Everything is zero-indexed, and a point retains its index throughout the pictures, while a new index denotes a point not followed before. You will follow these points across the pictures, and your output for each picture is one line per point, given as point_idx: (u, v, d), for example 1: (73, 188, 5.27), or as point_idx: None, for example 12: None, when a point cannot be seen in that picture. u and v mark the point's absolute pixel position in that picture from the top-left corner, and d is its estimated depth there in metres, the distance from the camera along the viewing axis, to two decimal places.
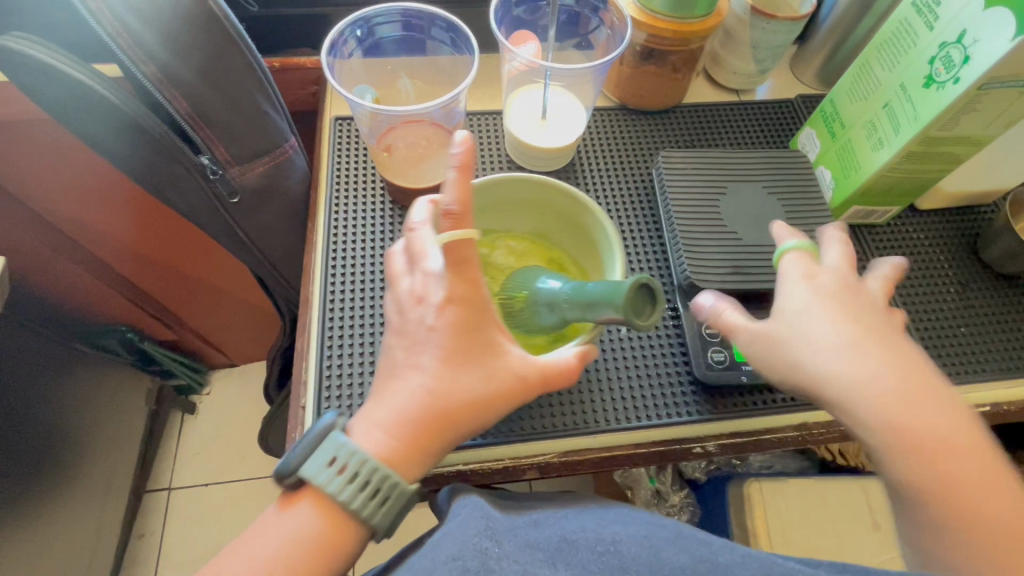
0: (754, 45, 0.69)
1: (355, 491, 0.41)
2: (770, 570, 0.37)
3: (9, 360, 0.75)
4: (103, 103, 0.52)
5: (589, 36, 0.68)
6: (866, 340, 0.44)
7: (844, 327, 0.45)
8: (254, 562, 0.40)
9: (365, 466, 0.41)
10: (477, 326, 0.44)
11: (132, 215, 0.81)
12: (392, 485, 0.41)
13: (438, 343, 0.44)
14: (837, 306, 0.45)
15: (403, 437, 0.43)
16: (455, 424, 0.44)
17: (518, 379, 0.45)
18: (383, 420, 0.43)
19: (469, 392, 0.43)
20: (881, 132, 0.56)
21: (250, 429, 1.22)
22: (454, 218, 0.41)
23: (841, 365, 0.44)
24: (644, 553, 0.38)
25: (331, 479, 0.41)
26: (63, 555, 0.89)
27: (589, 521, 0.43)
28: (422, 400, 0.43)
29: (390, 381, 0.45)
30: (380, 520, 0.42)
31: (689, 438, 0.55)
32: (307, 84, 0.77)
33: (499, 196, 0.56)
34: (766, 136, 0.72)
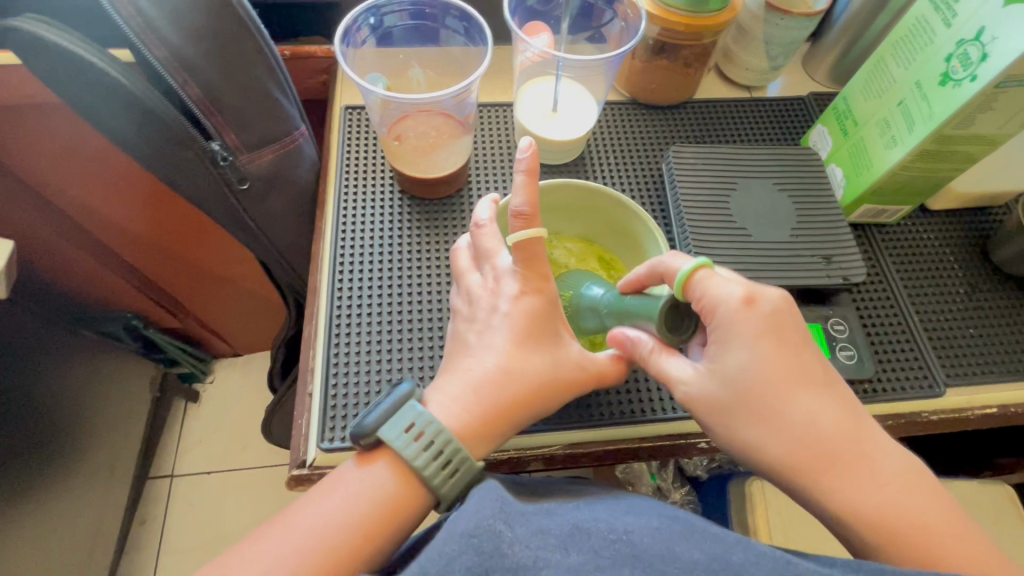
0: (767, 41, 0.69)
1: (428, 459, 0.42)
2: (785, 571, 0.35)
3: (15, 344, 0.75)
4: (114, 86, 0.52)
5: (602, 30, 0.67)
6: (751, 389, 0.42)
7: (727, 378, 0.43)
8: (322, 521, 0.41)
9: (442, 436, 0.42)
10: (547, 317, 0.47)
11: (140, 201, 0.81)
12: (461, 458, 0.42)
13: (509, 326, 0.47)
14: (727, 348, 0.43)
15: (477, 412, 0.45)
16: (524, 403, 0.46)
17: (579, 369, 0.48)
18: (458, 394, 0.45)
19: (537, 372, 0.46)
20: (895, 130, 0.55)
21: (253, 418, 1.23)
22: (525, 218, 0.45)
23: (725, 417, 0.43)
24: (658, 545, 0.37)
25: (407, 445, 0.42)
26: (66, 538, 0.89)
27: (601, 509, 0.41)
28: (496, 377, 0.45)
29: (460, 358, 0.48)
30: (448, 491, 0.42)
31: (694, 434, 0.55)
32: (317, 73, 0.77)
33: (557, 201, 0.57)
34: (777, 133, 0.72)
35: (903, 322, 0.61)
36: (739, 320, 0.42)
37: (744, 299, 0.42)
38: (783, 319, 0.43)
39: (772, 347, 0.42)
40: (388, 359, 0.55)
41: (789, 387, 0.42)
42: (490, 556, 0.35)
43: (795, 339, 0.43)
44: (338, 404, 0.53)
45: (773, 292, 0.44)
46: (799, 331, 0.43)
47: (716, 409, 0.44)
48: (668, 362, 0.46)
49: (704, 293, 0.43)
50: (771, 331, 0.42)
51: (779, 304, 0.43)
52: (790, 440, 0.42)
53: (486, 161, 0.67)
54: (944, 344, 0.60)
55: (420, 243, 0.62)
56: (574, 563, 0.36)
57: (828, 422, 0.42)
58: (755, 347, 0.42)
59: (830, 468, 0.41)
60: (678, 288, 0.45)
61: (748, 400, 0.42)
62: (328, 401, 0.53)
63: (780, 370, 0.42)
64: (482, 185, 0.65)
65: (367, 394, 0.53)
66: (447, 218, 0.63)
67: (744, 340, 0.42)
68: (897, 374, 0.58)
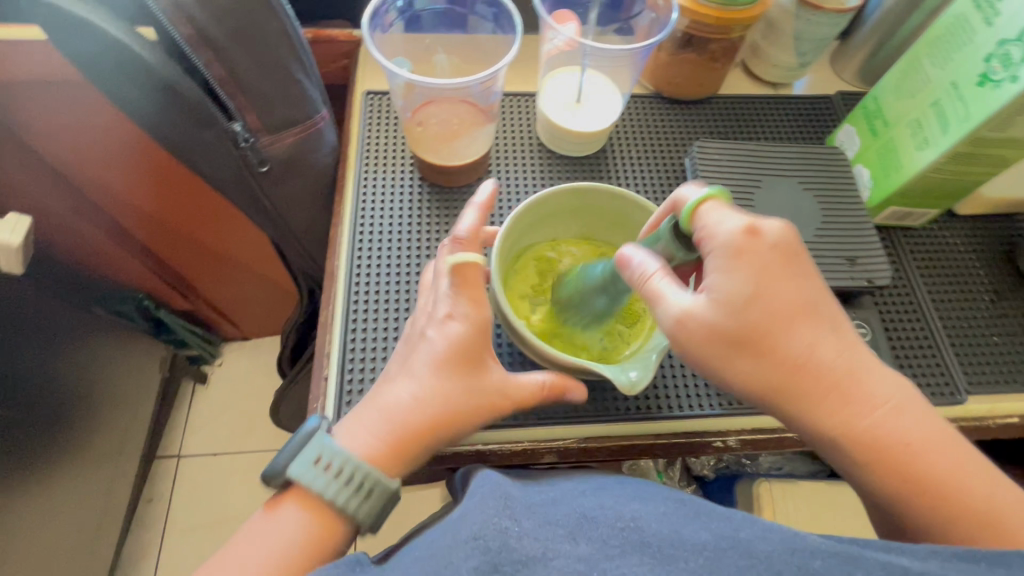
0: (797, 37, 0.67)
1: (342, 487, 0.43)
2: (793, 545, 0.35)
3: (30, 318, 0.76)
4: (138, 63, 0.51)
5: (631, 21, 0.66)
6: (752, 318, 0.40)
7: (726, 307, 0.40)
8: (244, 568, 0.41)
9: (353, 464, 0.43)
10: (473, 347, 0.46)
11: (158, 182, 0.81)
12: (374, 480, 0.43)
13: (432, 353, 0.46)
14: (731, 275, 0.40)
15: (386, 440, 0.45)
16: (434, 436, 0.46)
17: (500, 395, 0.47)
18: (371, 425, 0.45)
19: (451, 404, 0.45)
20: (927, 132, 0.54)
21: (261, 402, 1.23)
22: (462, 242, 0.48)
23: (719, 347, 0.41)
24: (665, 530, 0.37)
25: (318, 477, 0.43)
26: (75, 511, 0.90)
27: (607, 498, 0.41)
28: (409, 407, 0.45)
29: (389, 387, 0.46)
30: (365, 515, 0.44)
31: (710, 432, 0.55)
32: (338, 57, 0.76)
33: (549, 210, 0.55)
34: (802, 132, 0.70)
35: (925, 328, 0.60)
36: (744, 251, 0.40)
37: (750, 231, 0.40)
38: (792, 252, 0.41)
39: (774, 279, 0.40)
40: None
41: (787, 319, 0.40)
42: (497, 553, 0.35)
43: (797, 274, 0.41)
44: (354, 388, 0.53)
45: (779, 226, 0.42)
46: (804, 270, 0.41)
47: (710, 338, 0.41)
48: (661, 287, 0.42)
49: (709, 222, 0.41)
50: (775, 262, 0.40)
51: (785, 238, 0.41)
52: (786, 368, 0.41)
53: (507, 151, 0.66)
54: (966, 351, 0.59)
55: (438, 231, 0.61)
56: (583, 552, 0.36)
57: (827, 355, 0.41)
58: (757, 279, 0.40)
59: (822, 393, 0.40)
60: (687, 215, 0.42)
61: (747, 330, 0.40)
62: (344, 385, 0.53)
63: (781, 301, 0.40)
64: (502, 175, 0.65)
65: None
66: (466, 207, 0.63)
67: (734, 267, 0.40)
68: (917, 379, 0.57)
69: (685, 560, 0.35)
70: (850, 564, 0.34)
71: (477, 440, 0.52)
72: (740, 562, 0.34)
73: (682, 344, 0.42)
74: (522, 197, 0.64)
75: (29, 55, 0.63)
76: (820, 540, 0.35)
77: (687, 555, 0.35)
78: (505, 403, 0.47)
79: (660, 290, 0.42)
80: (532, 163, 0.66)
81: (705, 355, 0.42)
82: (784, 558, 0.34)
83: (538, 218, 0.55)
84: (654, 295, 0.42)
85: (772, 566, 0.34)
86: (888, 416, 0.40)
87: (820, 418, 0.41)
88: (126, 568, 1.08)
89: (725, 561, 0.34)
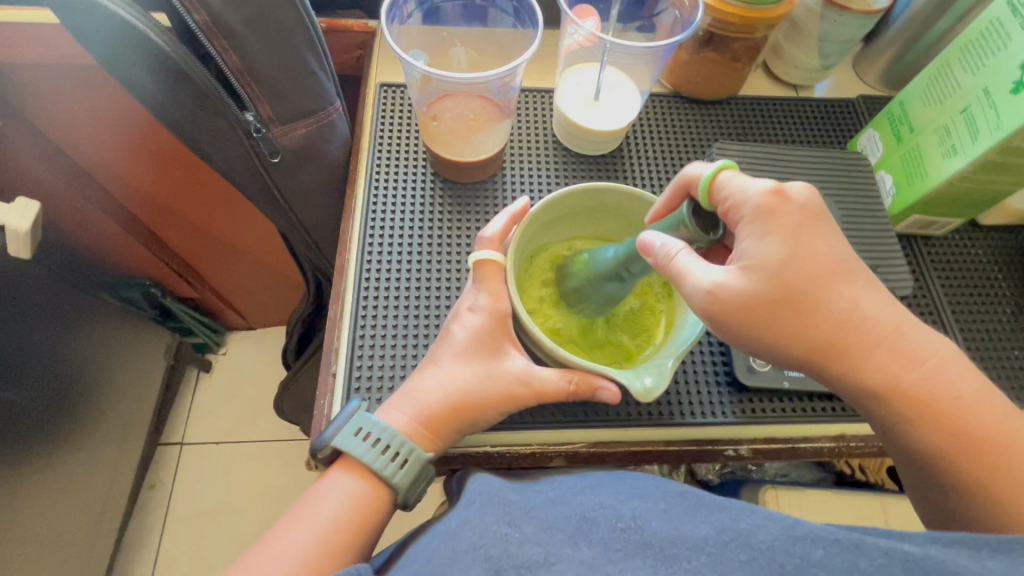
0: (822, 38, 0.66)
1: (379, 455, 0.45)
2: (793, 530, 0.36)
3: (32, 301, 0.75)
4: (151, 48, 0.50)
5: (653, 19, 0.65)
6: (793, 280, 0.41)
7: (765, 273, 0.41)
8: (289, 546, 0.43)
9: (387, 432, 0.45)
10: (497, 335, 0.48)
11: (166, 168, 0.80)
12: (408, 448, 0.45)
13: (455, 343, 0.48)
14: (765, 236, 0.41)
15: (422, 421, 0.46)
16: (465, 418, 0.47)
17: (518, 383, 0.47)
18: (404, 406, 0.47)
19: (472, 389, 0.47)
20: (955, 139, 0.53)
21: (265, 392, 1.22)
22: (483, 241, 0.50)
23: (762, 313, 0.41)
24: (666, 528, 0.38)
25: (359, 447, 0.45)
26: (77, 497, 0.90)
27: (607, 496, 0.43)
28: (439, 394, 0.47)
29: (418, 378, 0.48)
30: (402, 482, 0.45)
31: (722, 440, 0.54)
32: (352, 48, 0.75)
33: (565, 208, 0.54)
34: (823, 135, 0.69)
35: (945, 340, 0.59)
36: (774, 211, 0.42)
37: (775, 192, 0.42)
38: (818, 213, 0.43)
39: (807, 238, 0.41)
40: (414, 343, 0.54)
41: (824, 278, 0.41)
42: (499, 559, 0.34)
43: (828, 234, 0.42)
44: (362, 384, 0.52)
45: (804, 189, 0.43)
46: (834, 229, 0.43)
47: (752, 305, 0.41)
48: (686, 264, 0.42)
49: (728, 190, 0.43)
50: (805, 222, 0.42)
51: (809, 201, 0.43)
52: (831, 327, 0.41)
53: (522, 147, 0.65)
54: (987, 365, 0.58)
55: (450, 227, 0.60)
56: (586, 555, 0.35)
57: (870, 310, 0.42)
58: (792, 239, 0.41)
59: (871, 346, 0.41)
60: (704, 191, 0.44)
61: (790, 290, 0.40)
62: (352, 380, 0.52)
63: (818, 260, 0.41)
64: (516, 171, 0.64)
65: (391, 376, 0.53)
66: (479, 203, 0.62)
67: (772, 232, 0.41)
68: None
69: (688, 559, 0.35)
70: (853, 552, 0.34)
71: (485, 441, 0.52)
72: (741, 555, 0.34)
73: (724, 314, 0.42)
74: (537, 195, 0.63)
75: (40, 37, 0.62)
76: (819, 529, 0.36)
77: (689, 553, 0.35)
78: (528, 395, 0.47)
79: (685, 267, 0.42)
80: (548, 161, 0.65)
81: (749, 324, 0.42)
82: (784, 547, 0.35)
83: (553, 216, 0.54)
84: (682, 271, 0.42)
85: (773, 557, 0.34)
86: (925, 382, 0.41)
87: (868, 376, 0.41)
88: (127, 553, 1.08)
89: (727, 554, 0.35)
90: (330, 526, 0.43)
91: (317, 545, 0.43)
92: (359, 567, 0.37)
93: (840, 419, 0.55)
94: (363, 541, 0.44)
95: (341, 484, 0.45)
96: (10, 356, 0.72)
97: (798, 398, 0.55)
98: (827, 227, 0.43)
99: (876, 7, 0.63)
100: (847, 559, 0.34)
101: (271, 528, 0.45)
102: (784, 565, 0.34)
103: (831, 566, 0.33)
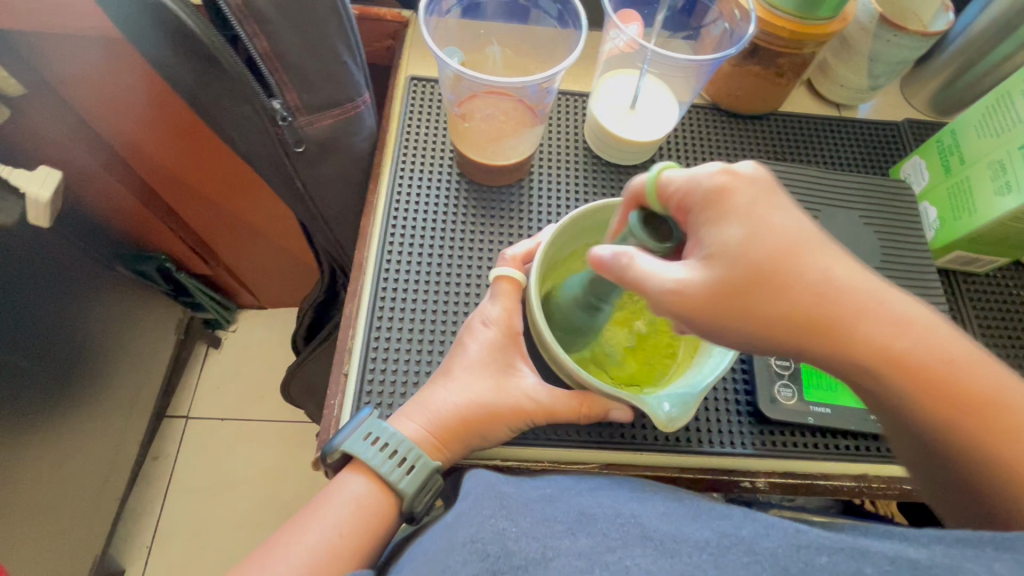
0: (873, 58, 0.63)
1: (387, 461, 0.44)
2: (796, 538, 0.35)
3: (43, 267, 0.74)
4: (180, 28, 0.49)
5: (701, 30, 0.63)
6: (760, 261, 0.35)
7: (728, 257, 0.35)
8: (293, 557, 0.42)
9: (396, 438, 0.44)
10: (512, 351, 0.48)
11: (188, 146, 0.79)
12: (415, 454, 0.44)
13: (470, 355, 0.47)
14: (721, 223, 0.36)
15: (430, 431, 0.45)
16: (474, 431, 0.46)
17: (528, 400, 0.46)
18: (414, 413, 0.46)
19: (483, 403, 0.46)
20: (1010, 175, 0.51)
21: (272, 372, 1.22)
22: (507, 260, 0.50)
23: (728, 301, 0.35)
24: (667, 528, 0.37)
25: (367, 452, 0.44)
26: (83, 465, 0.90)
27: (604, 497, 0.42)
28: (450, 407, 0.45)
29: (429, 389, 0.47)
30: (409, 489, 0.44)
31: (739, 471, 0.52)
32: (384, 37, 0.73)
33: (600, 221, 0.51)
34: (865, 159, 0.66)
35: None
36: (723, 193, 0.36)
37: (720, 173, 0.37)
38: (771, 187, 0.37)
39: (763, 216, 0.36)
40: (429, 348, 0.53)
41: (795, 250, 0.35)
42: (496, 558, 0.34)
43: (785, 207, 0.37)
44: (374, 387, 0.51)
45: (754, 166, 0.37)
46: (792, 204, 0.37)
47: (715, 296, 0.35)
48: (645, 267, 0.37)
49: (675, 187, 0.38)
50: (761, 200, 0.36)
51: (759, 175, 0.37)
52: (808, 301, 0.35)
53: (551, 152, 0.63)
54: None
55: (473, 230, 0.59)
56: (584, 547, 0.35)
57: (845, 272, 0.36)
58: (747, 219, 0.36)
59: (854, 318, 0.35)
60: (650, 195, 0.39)
61: (755, 272, 0.35)
62: (364, 383, 0.51)
63: (780, 234, 0.35)
64: (544, 177, 0.62)
65: (404, 381, 0.51)
66: (503, 207, 0.60)
67: (727, 216, 0.36)
68: None
69: (688, 554, 0.34)
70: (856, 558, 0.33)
71: (495, 455, 0.50)
72: (744, 558, 0.33)
73: (690, 314, 0.36)
74: (564, 203, 0.61)
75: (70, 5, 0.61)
76: (822, 538, 0.34)
77: (690, 549, 0.34)
78: (537, 413, 0.46)
79: (642, 270, 0.37)
80: (577, 168, 0.63)
81: (717, 318, 0.36)
82: (788, 554, 0.33)
83: (586, 227, 0.52)
84: (641, 275, 0.37)
85: (777, 562, 0.33)
86: None
87: (855, 353, 0.35)
88: (127, 523, 1.08)
89: (729, 556, 0.33)
90: (338, 530, 0.42)
91: (325, 549, 0.42)
92: None
93: (862, 459, 0.53)
94: (372, 546, 0.43)
95: (346, 491, 0.44)
96: (23, 322, 0.72)
97: (821, 434, 0.53)
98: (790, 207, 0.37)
99: (933, 30, 0.60)
100: (852, 566, 0.32)
101: (278, 530, 0.44)
102: (790, 569, 0.32)
103: (836, 572, 0.32)
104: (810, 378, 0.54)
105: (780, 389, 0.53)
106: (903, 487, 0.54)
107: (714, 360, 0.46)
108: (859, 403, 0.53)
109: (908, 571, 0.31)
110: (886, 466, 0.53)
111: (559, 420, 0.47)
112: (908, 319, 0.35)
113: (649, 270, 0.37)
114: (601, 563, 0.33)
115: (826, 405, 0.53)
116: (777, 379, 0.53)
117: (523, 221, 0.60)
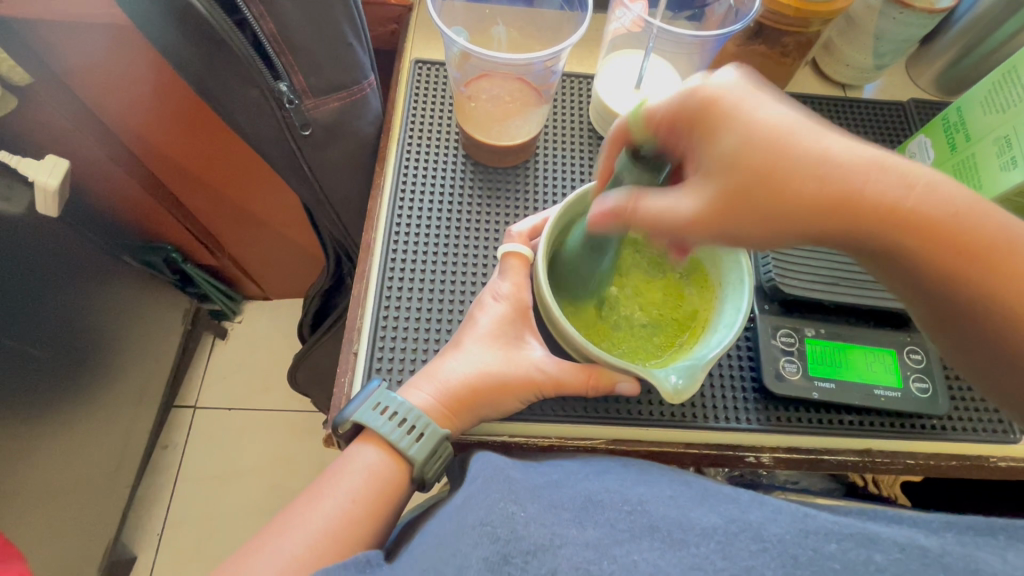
0: (878, 36, 0.63)
1: (398, 430, 0.45)
2: (803, 522, 0.38)
3: (51, 257, 0.75)
4: (185, 11, 0.49)
5: (704, 9, 0.64)
6: (753, 161, 0.36)
7: (716, 167, 0.37)
8: (303, 535, 0.42)
9: (409, 411, 0.45)
10: (521, 322, 0.48)
11: (189, 130, 0.79)
12: (425, 423, 0.44)
13: (481, 327, 0.48)
14: (712, 137, 0.37)
15: (444, 400, 0.46)
16: (486, 400, 0.47)
17: (536, 371, 0.47)
18: (427, 386, 0.46)
19: (494, 375, 0.46)
20: (1015, 151, 0.51)
21: (278, 360, 1.23)
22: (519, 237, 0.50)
23: (736, 212, 0.37)
24: (674, 514, 0.38)
25: (378, 421, 0.45)
26: (94, 452, 0.91)
27: (611, 481, 0.43)
28: (465, 377, 0.46)
29: (439, 360, 0.48)
30: (418, 456, 0.44)
31: (744, 447, 0.53)
32: (388, 21, 0.73)
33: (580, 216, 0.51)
34: (870, 138, 0.66)
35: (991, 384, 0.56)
36: (707, 106, 0.37)
37: (697, 88, 0.38)
38: (748, 90, 0.38)
39: (745, 117, 0.36)
40: (437, 327, 0.53)
41: (787, 139, 0.36)
42: (506, 541, 0.34)
43: (768, 102, 0.37)
44: (384, 363, 0.52)
45: (729, 73, 0.39)
46: (773, 95, 0.38)
47: (723, 212, 0.37)
48: (653, 203, 0.39)
49: (659, 113, 0.40)
50: (742, 104, 0.37)
51: (738, 79, 0.39)
52: (832, 192, 0.35)
53: (556, 132, 0.64)
54: None
55: (480, 210, 0.59)
56: (591, 537, 0.36)
57: (843, 151, 0.36)
58: (734, 126, 0.36)
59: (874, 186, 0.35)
60: (638, 129, 0.41)
61: (753, 176, 0.36)
62: (373, 360, 0.52)
63: (768, 127, 0.36)
64: (549, 158, 0.62)
65: (413, 358, 0.52)
66: (510, 188, 0.61)
67: (714, 130, 0.37)
68: (968, 415, 0.55)
69: (697, 545, 0.36)
70: (866, 545, 0.36)
71: (502, 431, 0.51)
72: (752, 545, 0.36)
73: (708, 232, 0.38)
74: (570, 182, 0.61)
75: None
76: (831, 523, 0.38)
77: (698, 540, 0.36)
78: (545, 385, 0.47)
79: (650, 209, 0.39)
80: (582, 148, 0.63)
81: (738, 224, 0.37)
82: (797, 540, 0.36)
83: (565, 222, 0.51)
84: (653, 214, 0.39)
85: (786, 549, 0.35)
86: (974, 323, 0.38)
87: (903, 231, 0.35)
88: (139, 510, 1.10)
89: (737, 544, 0.36)
90: (349, 496, 0.43)
91: (340, 515, 0.43)
92: (367, 556, 0.39)
93: (869, 436, 0.53)
94: (386, 507, 0.44)
95: (359, 462, 0.45)
96: (34, 311, 0.73)
97: (827, 410, 0.54)
98: (779, 113, 0.37)
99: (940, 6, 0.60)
100: (861, 552, 0.35)
101: (292, 498, 0.45)
102: (797, 555, 0.35)
103: (844, 559, 0.35)
104: (816, 355, 0.54)
105: (786, 365, 0.53)
106: (909, 462, 0.54)
107: (720, 335, 0.46)
108: (864, 379, 0.54)
109: (918, 557, 0.35)
110: (891, 439, 0.54)
111: (567, 394, 0.48)
112: (910, 175, 0.35)
113: (652, 207, 0.39)
114: (610, 555, 0.34)
115: (831, 380, 0.53)
116: (783, 355, 0.54)
117: (529, 202, 0.60)
